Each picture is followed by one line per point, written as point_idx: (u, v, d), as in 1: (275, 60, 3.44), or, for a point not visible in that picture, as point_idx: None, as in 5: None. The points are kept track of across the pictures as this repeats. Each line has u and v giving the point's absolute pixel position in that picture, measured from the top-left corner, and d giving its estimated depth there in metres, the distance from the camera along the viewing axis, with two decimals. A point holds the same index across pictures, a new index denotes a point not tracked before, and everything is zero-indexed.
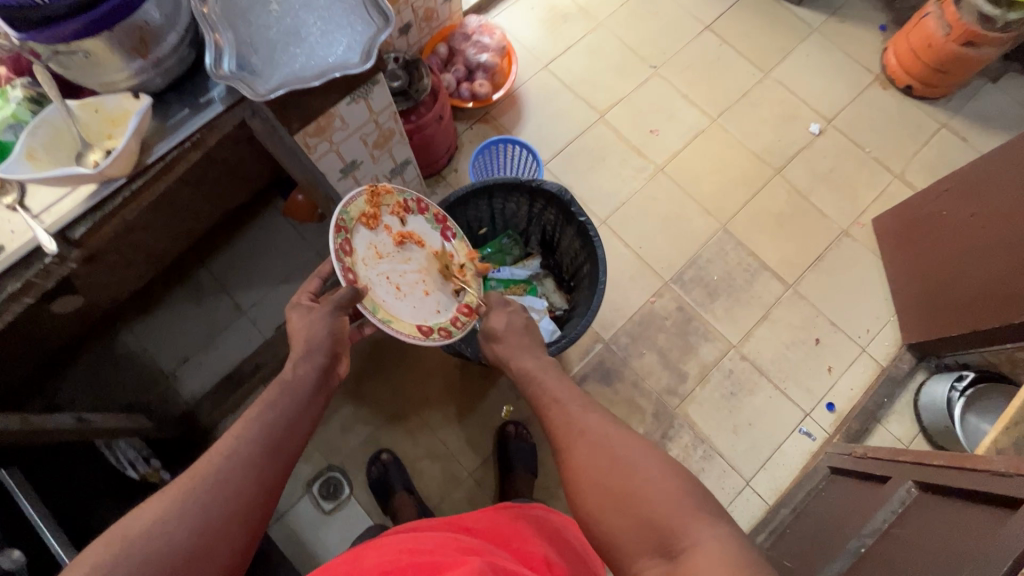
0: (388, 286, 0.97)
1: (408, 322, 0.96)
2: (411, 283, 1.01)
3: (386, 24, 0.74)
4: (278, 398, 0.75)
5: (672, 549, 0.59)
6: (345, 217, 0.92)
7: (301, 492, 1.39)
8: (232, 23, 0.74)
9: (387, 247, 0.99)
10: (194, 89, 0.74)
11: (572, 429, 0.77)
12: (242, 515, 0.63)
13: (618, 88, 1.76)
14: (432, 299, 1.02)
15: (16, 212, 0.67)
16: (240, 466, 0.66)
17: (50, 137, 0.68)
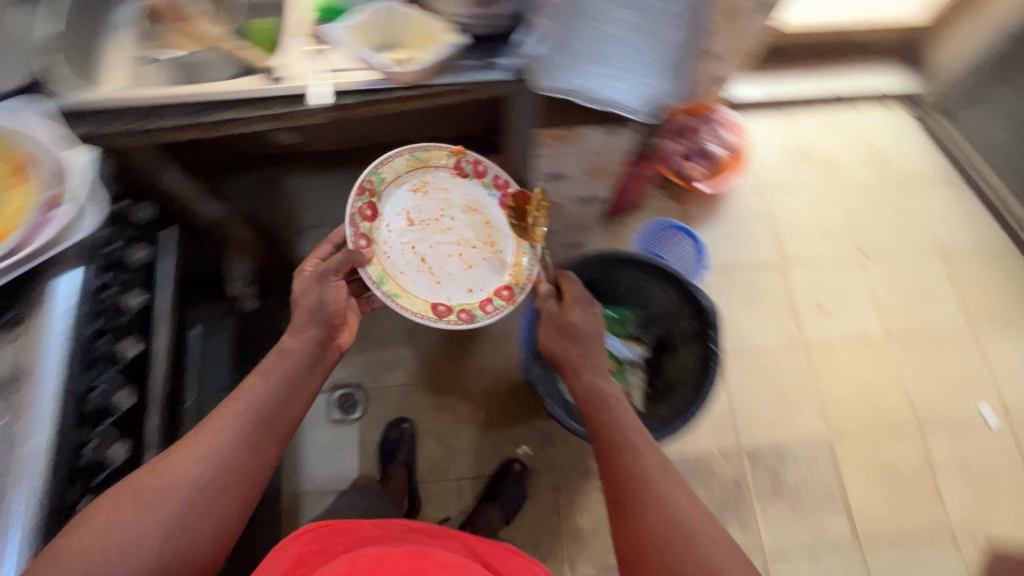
0: (413, 254, 0.99)
1: (421, 293, 0.97)
2: (443, 256, 1.01)
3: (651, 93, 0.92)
4: (274, 371, 0.78)
5: None
6: (377, 182, 0.96)
7: (324, 388, 1.49)
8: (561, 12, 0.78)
9: (423, 215, 1.00)
10: (487, 48, 0.80)
11: (646, 484, 0.76)
12: (229, 483, 0.68)
13: (816, 252, 1.67)
14: (464, 274, 1.01)
15: (313, 62, 0.79)
16: (231, 441, 0.69)
17: (373, 23, 0.81)
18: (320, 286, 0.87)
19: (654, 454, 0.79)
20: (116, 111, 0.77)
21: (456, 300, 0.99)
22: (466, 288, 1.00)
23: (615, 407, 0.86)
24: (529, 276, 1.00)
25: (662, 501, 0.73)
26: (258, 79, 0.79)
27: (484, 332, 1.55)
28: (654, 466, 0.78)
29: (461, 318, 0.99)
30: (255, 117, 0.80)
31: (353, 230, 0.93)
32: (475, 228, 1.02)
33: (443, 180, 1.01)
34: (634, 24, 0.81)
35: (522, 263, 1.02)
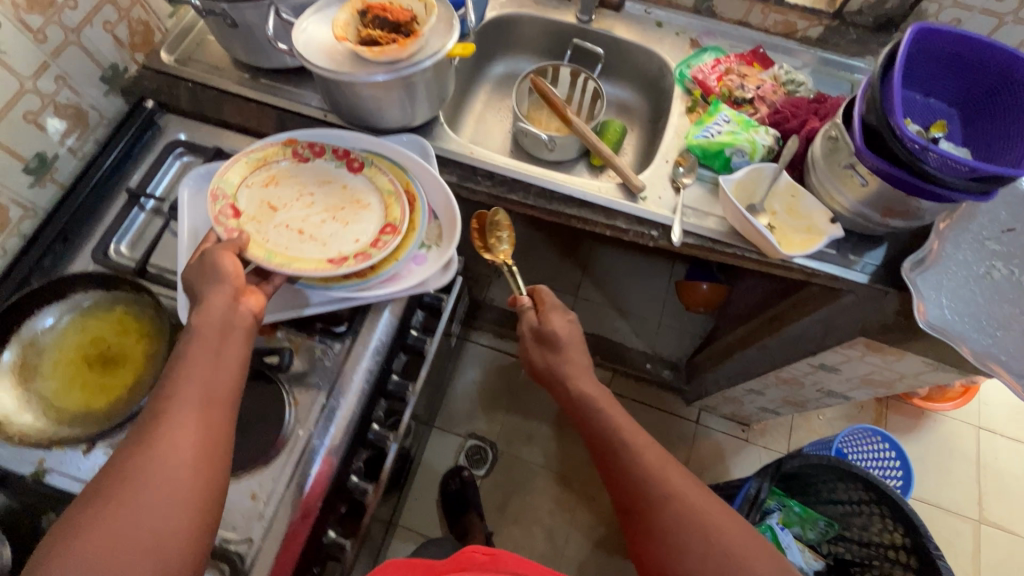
0: (286, 232, 0.69)
1: (313, 258, 0.67)
2: (317, 224, 0.71)
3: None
4: (201, 325, 0.55)
5: None
6: (220, 186, 0.70)
7: (461, 433, 1.50)
8: (951, 251, 0.74)
9: (286, 198, 0.72)
10: (854, 244, 0.76)
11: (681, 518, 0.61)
12: (169, 478, 0.46)
13: (1020, 522, 1.44)
14: (345, 233, 0.71)
15: (675, 194, 0.80)
16: (160, 435, 0.48)
17: (750, 180, 0.79)
18: (216, 258, 0.60)
19: (725, 511, 0.62)
20: (482, 174, 0.81)
21: (346, 253, 0.69)
22: (348, 240, 0.70)
23: (652, 463, 0.67)
24: (404, 211, 0.71)
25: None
26: (615, 189, 0.81)
27: None
28: (722, 530, 0.59)
29: (366, 257, 0.68)
30: (597, 222, 0.80)
31: (222, 229, 0.66)
32: (338, 196, 0.74)
33: (288, 166, 0.75)
34: None
35: (364, 180, 0.75)
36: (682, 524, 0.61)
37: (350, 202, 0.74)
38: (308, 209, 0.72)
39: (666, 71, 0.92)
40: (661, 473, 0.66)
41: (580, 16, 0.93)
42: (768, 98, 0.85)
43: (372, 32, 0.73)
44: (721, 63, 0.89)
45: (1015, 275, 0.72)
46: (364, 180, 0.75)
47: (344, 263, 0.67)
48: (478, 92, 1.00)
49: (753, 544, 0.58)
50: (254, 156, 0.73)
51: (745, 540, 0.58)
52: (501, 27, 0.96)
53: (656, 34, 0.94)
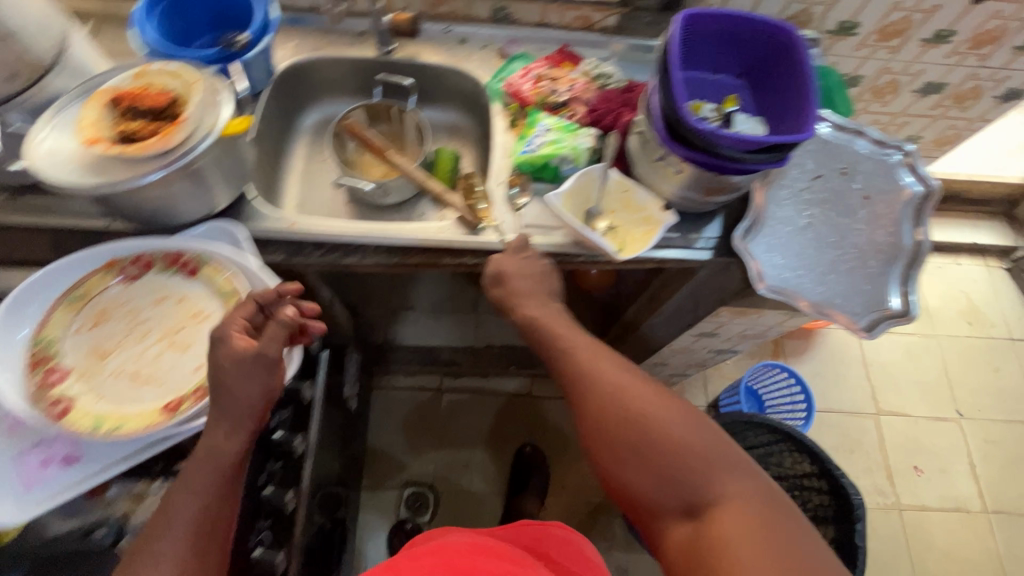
0: (119, 381, 0.60)
1: (149, 407, 0.59)
2: (153, 358, 0.62)
3: (900, 320, 0.71)
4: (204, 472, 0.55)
5: (699, 504, 0.54)
6: (34, 347, 0.59)
7: (396, 484, 1.43)
8: (773, 212, 0.78)
9: (117, 333, 0.63)
10: (692, 222, 0.79)
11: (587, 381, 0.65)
12: None
13: (909, 403, 1.62)
14: (186, 361, 0.62)
15: (515, 215, 0.78)
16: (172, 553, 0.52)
17: (581, 183, 0.77)
18: (261, 376, 0.57)
19: (653, 390, 0.63)
20: (310, 245, 0.74)
21: (186, 388, 0.60)
22: (188, 369, 0.61)
23: (591, 361, 0.67)
24: (247, 320, 0.63)
25: (654, 449, 0.58)
26: (455, 227, 0.77)
27: (567, 446, 1.49)
28: (648, 410, 0.60)
29: (208, 389, 0.59)
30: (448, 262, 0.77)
31: (45, 403, 0.57)
32: (175, 314, 0.64)
33: (118, 292, 0.64)
34: (845, 228, 0.77)
35: (200, 284, 0.66)
36: (611, 407, 0.62)
37: (193, 319, 0.64)
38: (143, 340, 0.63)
39: (481, 88, 0.90)
40: (596, 366, 0.66)
41: (381, 48, 0.88)
42: (582, 97, 0.85)
43: (129, 126, 0.64)
44: (531, 70, 0.87)
45: (828, 219, 0.78)
46: (203, 288, 0.66)
47: (181, 406, 0.58)
48: (296, 146, 0.92)
49: (675, 411, 0.60)
50: (72, 295, 0.63)
51: (670, 414, 0.60)
52: (300, 75, 0.89)
53: (463, 51, 0.91)
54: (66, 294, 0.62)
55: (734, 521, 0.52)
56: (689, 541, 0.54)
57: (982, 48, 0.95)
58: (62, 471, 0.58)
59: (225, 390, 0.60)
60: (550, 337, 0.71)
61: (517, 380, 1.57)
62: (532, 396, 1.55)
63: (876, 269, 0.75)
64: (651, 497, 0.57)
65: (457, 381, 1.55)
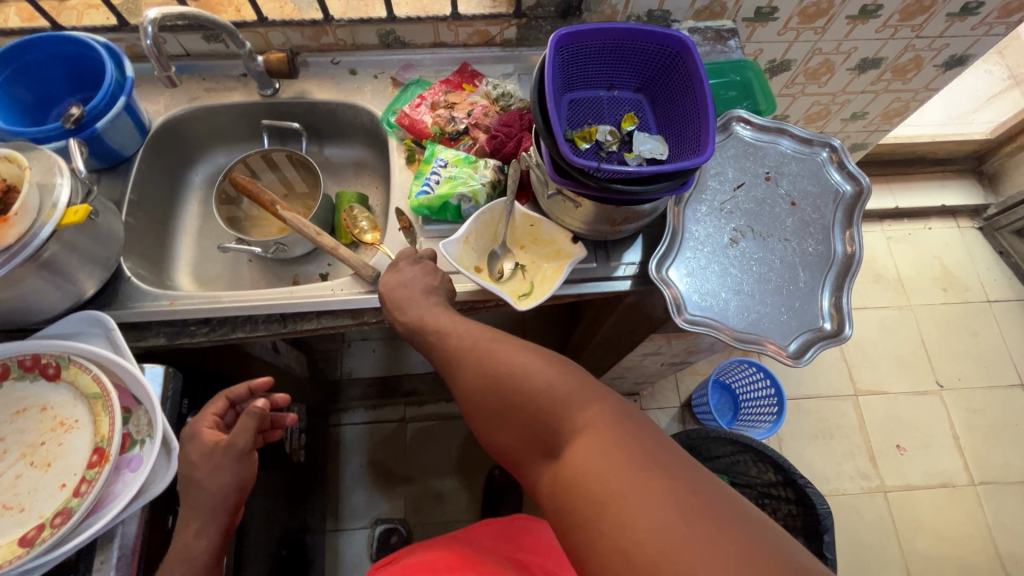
0: None
1: (6, 540, 0.53)
2: (14, 481, 0.56)
3: (832, 342, 0.65)
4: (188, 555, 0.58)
5: (556, 443, 0.46)
6: None
7: (366, 523, 1.38)
8: (691, 231, 0.72)
9: None
10: (609, 250, 0.73)
11: (448, 347, 0.58)
12: None
13: (887, 379, 1.57)
14: (49, 480, 0.56)
15: None
16: None
17: (484, 222, 0.71)
18: (234, 468, 0.62)
19: (514, 343, 0.55)
20: (196, 324, 0.69)
21: (47, 513, 0.54)
22: (51, 489, 0.55)
23: (455, 331, 0.59)
24: (112, 425, 0.57)
25: (513, 395, 0.50)
26: (350, 284, 0.71)
27: None
28: (500, 361, 0.53)
29: (70, 511, 0.53)
30: (347, 323, 0.71)
31: None
32: (37, 425, 0.59)
33: None
34: (771, 241, 0.72)
35: (63, 389, 0.60)
36: (468, 369, 0.55)
37: (56, 428, 0.58)
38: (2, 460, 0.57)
39: (377, 122, 0.83)
40: (458, 337, 0.58)
41: (263, 91, 0.82)
42: (483, 123, 0.78)
43: None
44: (426, 98, 0.80)
45: (752, 232, 0.72)
46: (68, 391, 0.60)
47: (39, 536, 0.52)
48: (190, 204, 0.86)
49: (537, 356, 0.52)
50: None
51: (531, 358, 0.52)
52: (179, 130, 0.82)
53: (353, 84, 0.84)
54: None
55: (585, 452, 0.43)
56: (558, 478, 0.45)
57: (914, 20, 0.88)
58: None
59: (91, 509, 0.54)
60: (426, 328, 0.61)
61: None
62: None
63: (805, 284, 0.69)
64: (521, 450, 0.50)
65: (421, 408, 1.50)
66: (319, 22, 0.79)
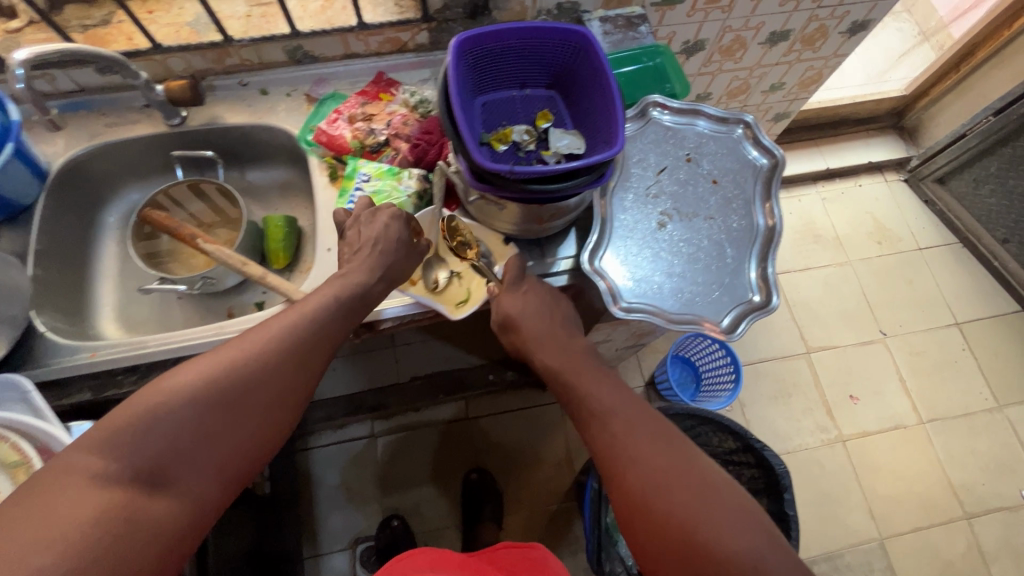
0: None
1: None
2: None
3: (761, 313, 0.68)
4: (291, 330, 0.57)
5: None
6: None
7: (346, 544, 1.36)
8: (620, 219, 0.73)
9: None
10: (544, 246, 0.74)
11: (621, 452, 0.57)
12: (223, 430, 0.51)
13: (836, 334, 1.65)
14: None
15: None
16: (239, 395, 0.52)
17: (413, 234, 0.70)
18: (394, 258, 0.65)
19: (694, 470, 0.54)
20: (119, 375, 0.65)
21: None
22: None
23: (621, 427, 0.58)
24: None
25: (699, 549, 0.49)
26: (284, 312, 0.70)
27: (515, 459, 1.47)
28: (691, 500, 0.52)
29: None
30: None
31: None
32: None
33: None
34: (698, 220, 0.73)
35: None
36: (649, 490, 0.53)
37: None
38: None
39: (295, 141, 0.81)
40: (633, 437, 0.57)
41: (169, 121, 0.78)
42: (403, 132, 0.77)
43: None
44: (342, 112, 0.78)
45: (679, 213, 0.74)
46: None
47: None
48: (106, 246, 0.82)
49: (736, 511, 0.51)
50: None
51: (719, 504, 0.51)
52: (82, 171, 0.78)
53: (266, 104, 0.81)
54: None
55: None
56: None
57: None
58: None
59: None
60: (544, 334, 0.66)
61: (452, 404, 1.52)
62: (469, 418, 1.50)
63: (734, 260, 0.71)
64: None
65: (390, 421, 1.49)
66: (218, 43, 0.76)
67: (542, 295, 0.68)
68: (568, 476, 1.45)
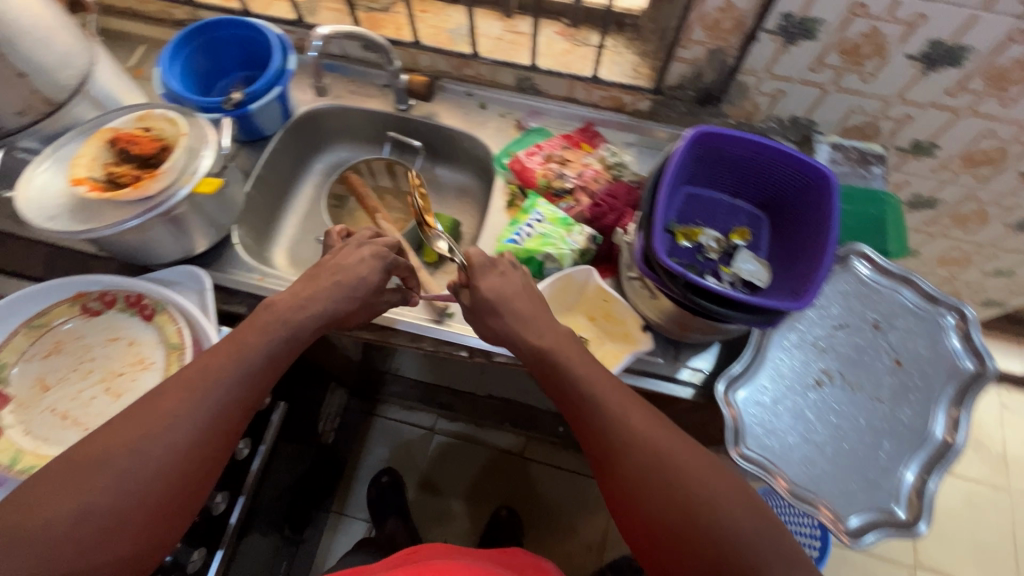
0: (50, 417, 0.61)
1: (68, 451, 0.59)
2: (88, 401, 0.63)
3: (899, 533, 0.59)
4: (188, 414, 0.52)
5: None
6: None
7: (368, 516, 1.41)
8: (773, 357, 0.67)
9: (61, 370, 0.64)
10: (681, 348, 0.69)
11: (608, 427, 0.55)
12: (139, 524, 0.48)
13: (958, 563, 1.38)
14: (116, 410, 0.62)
15: None
16: (139, 483, 0.49)
17: (560, 285, 0.71)
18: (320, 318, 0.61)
19: (684, 447, 0.54)
20: None
21: None
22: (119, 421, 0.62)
23: (613, 405, 0.56)
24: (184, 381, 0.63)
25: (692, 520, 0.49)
26: (421, 309, 0.74)
27: (549, 517, 1.42)
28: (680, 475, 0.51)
29: None
30: (405, 343, 0.73)
31: None
32: (121, 358, 0.65)
33: (77, 325, 0.66)
34: (862, 396, 0.65)
35: (151, 331, 0.66)
36: (641, 461, 0.52)
37: (130, 364, 0.65)
38: (82, 381, 0.64)
39: (490, 158, 0.86)
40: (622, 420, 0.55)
41: (398, 105, 0.87)
42: (590, 188, 0.78)
43: (117, 169, 0.65)
44: (542, 149, 0.81)
45: (843, 378, 0.66)
46: (150, 336, 0.66)
47: None
48: (304, 187, 0.93)
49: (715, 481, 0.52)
50: (35, 323, 0.65)
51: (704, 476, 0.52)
52: (315, 122, 0.89)
53: (480, 117, 0.87)
54: (29, 320, 0.65)
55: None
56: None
57: None
58: None
59: None
60: (524, 315, 0.60)
61: (513, 436, 1.51)
62: (522, 455, 1.48)
63: (887, 457, 0.62)
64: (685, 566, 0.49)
65: (451, 424, 1.52)
66: (466, 55, 0.83)
67: (523, 282, 0.63)
68: (594, 563, 1.37)
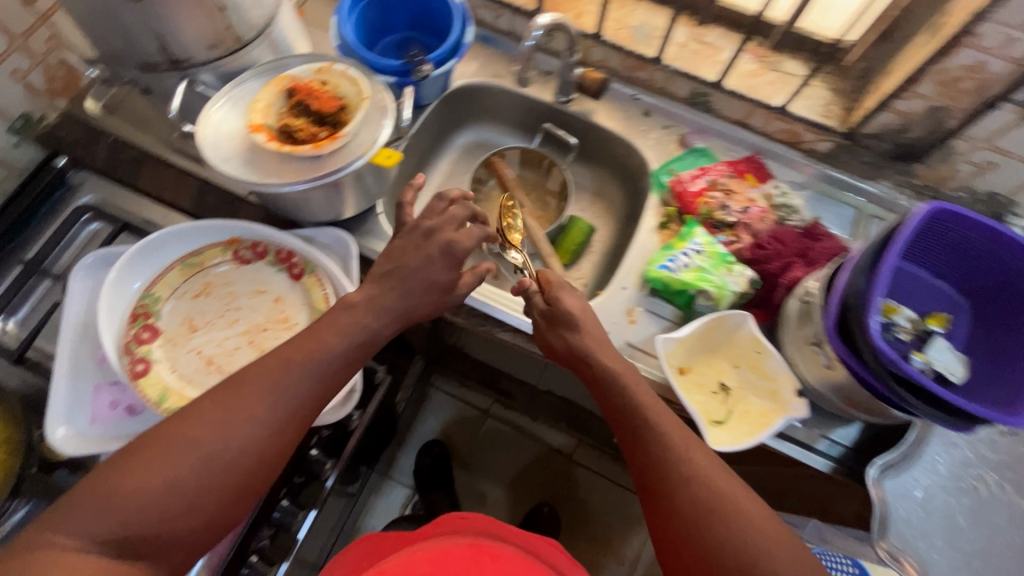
0: (196, 359, 0.62)
1: None
2: (231, 350, 0.63)
3: None
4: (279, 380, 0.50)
5: None
6: (142, 298, 0.62)
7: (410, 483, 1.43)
8: (930, 452, 0.63)
9: (209, 313, 0.64)
10: (825, 417, 0.65)
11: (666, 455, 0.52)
12: (221, 488, 0.45)
13: None
14: None
15: (627, 331, 0.71)
16: (230, 446, 0.46)
17: (711, 325, 0.67)
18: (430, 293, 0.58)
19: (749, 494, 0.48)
20: None
21: None
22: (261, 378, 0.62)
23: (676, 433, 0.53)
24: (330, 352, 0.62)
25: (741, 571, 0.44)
26: None
27: (586, 523, 1.42)
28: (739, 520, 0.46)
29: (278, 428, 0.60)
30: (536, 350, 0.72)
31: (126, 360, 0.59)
32: (266, 313, 0.65)
33: (227, 270, 0.66)
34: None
35: (299, 291, 0.65)
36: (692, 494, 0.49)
37: (276, 322, 0.64)
38: (229, 330, 0.64)
39: (646, 171, 0.81)
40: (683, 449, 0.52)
41: (559, 96, 0.82)
42: (753, 226, 0.73)
43: (292, 121, 0.63)
44: (707, 173, 0.77)
45: (1006, 490, 0.61)
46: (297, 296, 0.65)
47: None
48: (441, 162, 0.90)
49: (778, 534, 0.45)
50: (189, 262, 0.65)
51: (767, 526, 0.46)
52: (468, 96, 0.86)
53: (642, 125, 0.82)
54: (184, 258, 0.64)
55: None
56: None
57: None
58: (124, 419, 0.61)
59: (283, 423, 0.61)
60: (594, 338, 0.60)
61: (564, 436, 1.49)
62: (570, 457, 1.48)
63: None
64: None
65: (506, 411, 1.51)
66: (648, 58, 0.79)
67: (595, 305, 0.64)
68: None
